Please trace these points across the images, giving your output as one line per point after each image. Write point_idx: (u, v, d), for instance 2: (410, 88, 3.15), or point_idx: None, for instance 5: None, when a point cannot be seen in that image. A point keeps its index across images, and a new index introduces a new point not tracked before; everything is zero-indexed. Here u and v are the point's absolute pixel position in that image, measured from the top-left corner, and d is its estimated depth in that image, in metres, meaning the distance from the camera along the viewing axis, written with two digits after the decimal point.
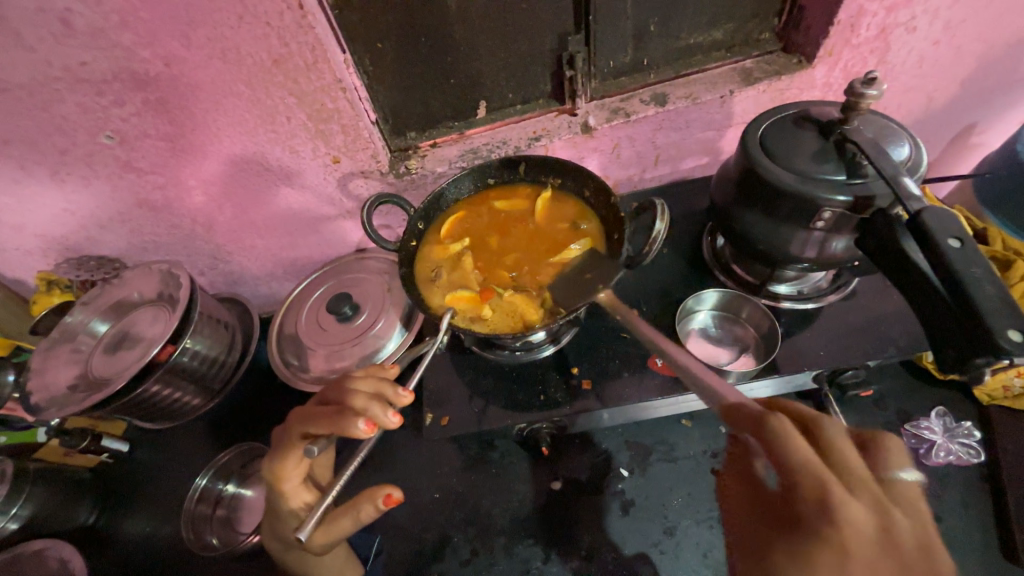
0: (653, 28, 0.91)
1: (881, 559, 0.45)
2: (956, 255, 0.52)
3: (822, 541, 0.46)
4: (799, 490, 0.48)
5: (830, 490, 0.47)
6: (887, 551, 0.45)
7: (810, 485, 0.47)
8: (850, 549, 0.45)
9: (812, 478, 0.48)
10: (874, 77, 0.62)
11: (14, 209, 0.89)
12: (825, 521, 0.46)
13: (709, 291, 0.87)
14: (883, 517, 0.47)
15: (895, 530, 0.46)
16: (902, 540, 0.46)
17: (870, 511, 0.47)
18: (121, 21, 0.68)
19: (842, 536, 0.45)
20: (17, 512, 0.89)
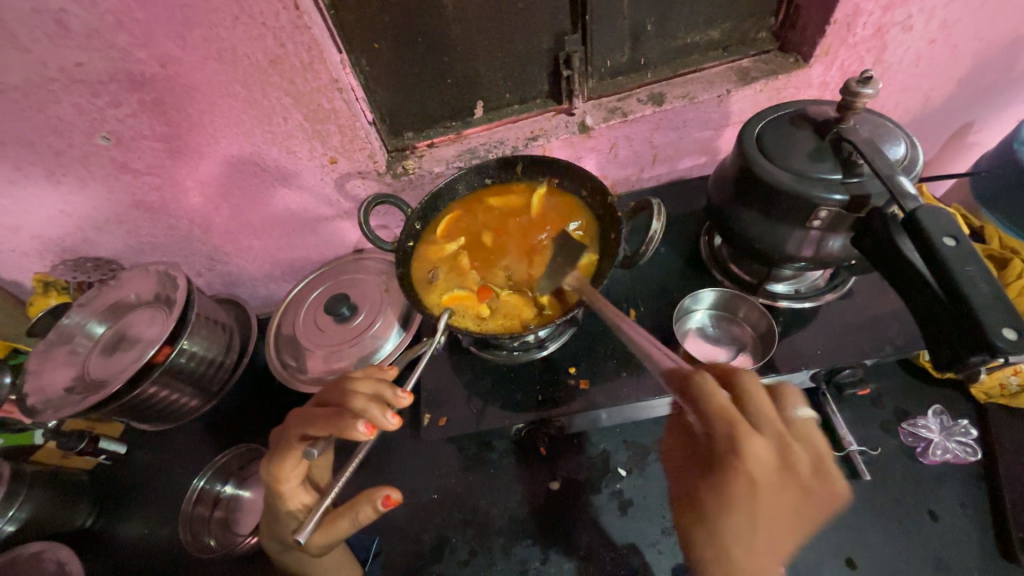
0: (650, 28, 0.91)
1: (781, 486, 0.49)
2: (951, 253, 0.52)
3: (731, 477, 0.49)
4: (716, 431, 0.51)
5: (742, 431, 0.50)
6: (791, 478, 0.49)
7: (724, 424, 0.51)
8: (759, 482, 0.48)
9: (726, 419, 0.51)
10: (869, 76, 0.62)
11: (10, 211, 0.89)
12: (733, 458, 0.49)
13: (706, 291, 0.87)
14: (787, 448, 0.51)
15: (796, 463, 0.50)
16: (803, 467, 0.50)
17: (773, 445, 0.51)
18: (116, 22, 0.68)
19: (753, 469, 0.48)
20: (14, 514, 0.88)
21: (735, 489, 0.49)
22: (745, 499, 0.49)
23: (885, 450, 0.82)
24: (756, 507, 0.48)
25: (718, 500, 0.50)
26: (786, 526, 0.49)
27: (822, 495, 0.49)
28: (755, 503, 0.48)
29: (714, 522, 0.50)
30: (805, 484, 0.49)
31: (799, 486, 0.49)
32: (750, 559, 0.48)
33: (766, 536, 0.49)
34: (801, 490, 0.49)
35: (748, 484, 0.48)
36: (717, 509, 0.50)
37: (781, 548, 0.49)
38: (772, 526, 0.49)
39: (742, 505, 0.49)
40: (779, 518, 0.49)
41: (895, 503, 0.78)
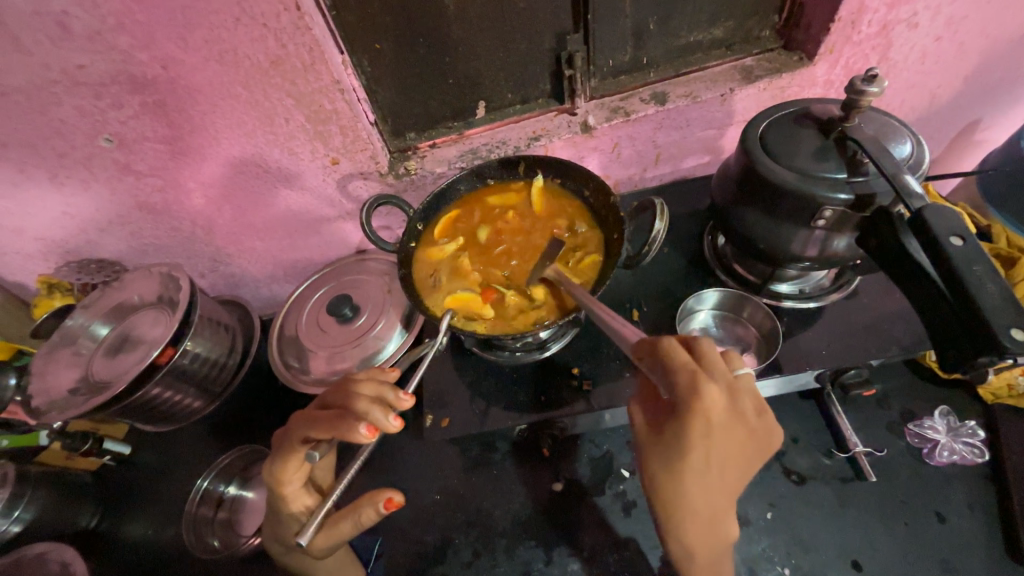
0: (652, 27, 0.91)
1: (731, 429, 0.51)
2: (958, 253, 0.52)
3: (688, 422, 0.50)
4: (678, 385, 0.51)
5: (703, 381, 0.50)
6: (740, 421, 0.51)
7: (688, 378, 0.51)
8: (717, 426, 0.50)
9: (688, 374, 0.51)
10: (874, 74, 0.62)
11: (14, 213, 0.89)
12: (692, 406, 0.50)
13: (709, 291, 0.86)
14: (739, 396, 0.51)
15: (743, 410, 0.51)
16: (750, 409, 0.52)
17: (727, 394, 0.51)
18: (117, 24, 0.68)
19: (713, 416, 0.50)
20: (19, 515, 0.90)
21: (693, 433, 0.50)
22: (700, 443, 0.51)
23: (891, 451, 0.82)
24: (710, 446, 0.51)
25: (673, 440, 0.52)
26: (733, 459, 0.52)
27: (760, 428, 0.52)
28: (709, 444, 0.51)
29: (667, 456, 0.53)
30: (749, 425, 0.52)
31: (746, 427, 0.51)
32: (696, 485, 0.52)
33: (715, 468, 0.52)
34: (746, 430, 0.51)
35: (705, 429, 0.50)
36: (675, 449, 0.52)
37: (725, 473, 0.52)
38: (722, 462, 0.52)
39: (699, 446, 0.51)
40: (727, 455, 0.51)
41: (902, 505, 0.77)
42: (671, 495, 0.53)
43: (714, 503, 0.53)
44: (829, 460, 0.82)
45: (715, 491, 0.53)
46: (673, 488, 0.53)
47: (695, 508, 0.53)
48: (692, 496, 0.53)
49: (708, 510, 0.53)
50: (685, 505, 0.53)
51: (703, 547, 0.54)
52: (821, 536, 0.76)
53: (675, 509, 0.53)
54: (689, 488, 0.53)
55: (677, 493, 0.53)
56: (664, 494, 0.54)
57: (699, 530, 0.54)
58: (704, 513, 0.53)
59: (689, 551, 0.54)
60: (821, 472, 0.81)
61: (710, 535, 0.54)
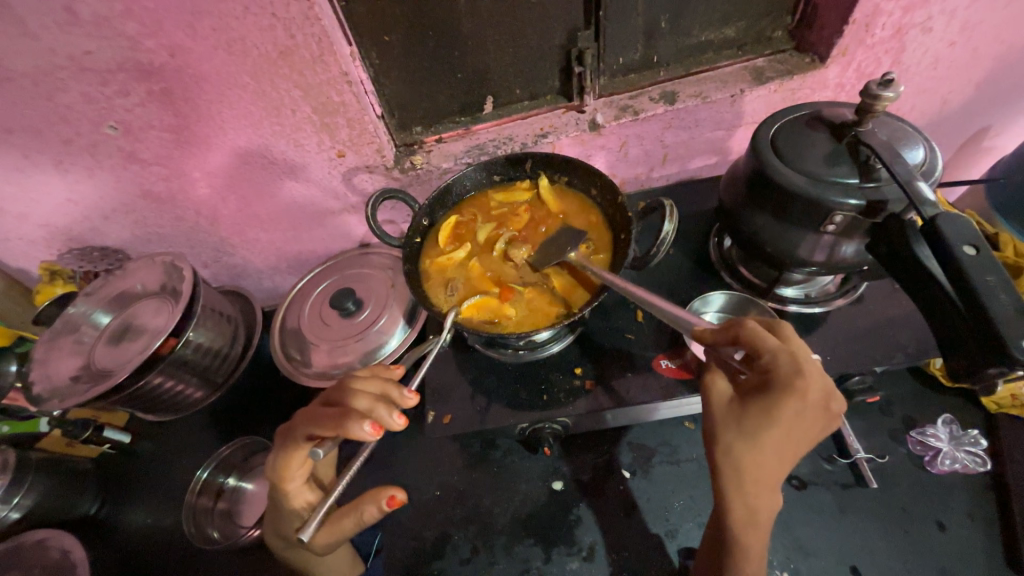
0: (664, 25, 0.90)
1: (821, 415, 0.50)
2: (971, 262, 0.51)
3: (789, 399, 0.49)
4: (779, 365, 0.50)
5: (804, 362, 0.50)
6: (828, 404, 0.50)
7: (787, 358, 0.50)
8: (814, 405, 0.49)
9: (788, 355, 0.50)
10: (891, 79, 0.61)
11: (19, 199, 0.89)
12: (797, 382, 0.49)
13: (715, 293, 0.85)
14: (829, 382, 0.51)
15: (834, 399, 0.50)
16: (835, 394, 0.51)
17: (822, 377, 0.51)
18: (125, 10, 0.67)
19: (811, 394, 0.48)
20: (19, 501, 0.89)
21: (789, 407, 0.49)
22: (793, 418, 0.49)
23: (892, 458, 0.82)
24: (801, 422, 0.49)
25: (762, 415, 0.50)
26: (813, 438, 0.50)
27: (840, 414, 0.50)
28: (800, 420, 0.49)
29: (752, 423, 0.50)
30: (835, 409, 0.50)
31: (832, 413, 0.50)
32: (776, 456, 0.50)
33: (797, 443, 0.50)
34: (831, 413, 0.50)
35: (801, 406, 0.48)
36: (763, 419, 0.50)
37: (802, 451, 0.51)
38: (804, 439, 0.50)
39: (790, 421, 0.49)
40: (809, 434, 0.50)
41: (903, 513, 0.77)
42: (748, 463, 0.50)
43: (782, 477, 0.51)
44: (830, 466, 0.82)
45: (789, 464, 0.51)
46: (753, 458, 0.50)
47: (767, 478, 0.51)
48: (768, 467, 0.51)
49: (775, 482, 0.51)
50: (759, 474, 0.50)
51: (762, 516, 0.51)
52: (821, 541, 0.76)
53: (748, 477, 0.51)
54: (767, 458, 0.50)
55: (753, 460, 0.50)
56: (741, 461, 0.51)
57: (764, 499, 0.51)
58: (771, 484, 0.51)
59: (749, 521, 0.51)
60: (822, 478, 0.81)
61: (769, 506, 0.52)
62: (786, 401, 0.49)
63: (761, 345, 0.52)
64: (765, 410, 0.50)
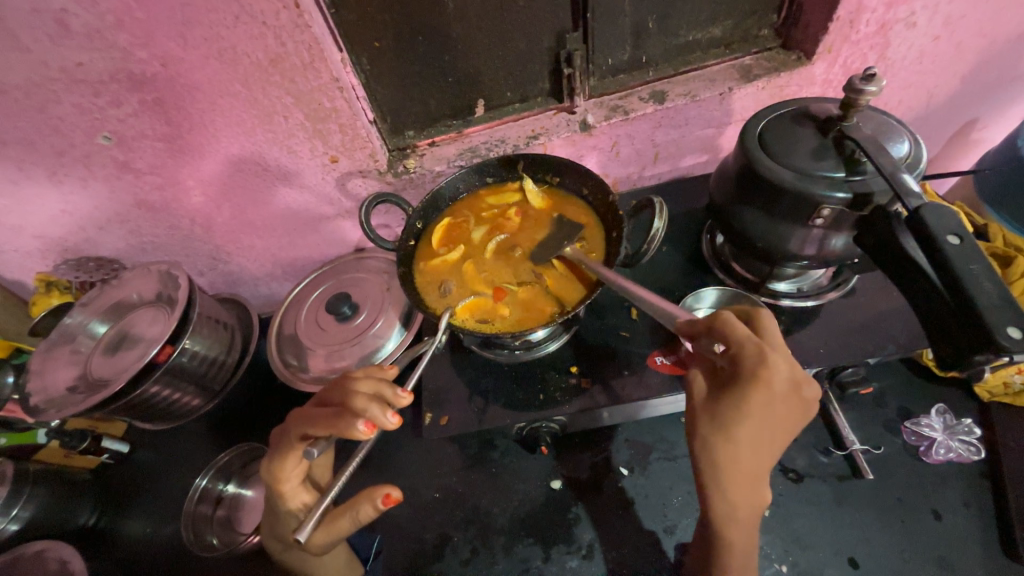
0: (651, 26, 0.91)
1: (789, 403, 0.50)
2: (956, 252, 0.52)
3: (756, 388, 0.49)
4: (744, 354, 0.51)
5: (767, 351, 0.51)
6: (797, 391, 0.51)
7: (752, 348, 0.51)
8: (780, 393, 0.50)
9: (754, 344, 0.51)
10: (873, 73, 0.62)
11: (13, 211, 0.89)
12: (762, 372, 0.50)
13: (707, 290, 0.86)
14: (797, 370, 0.52)
15: (804, 387, 0.51)
16: (804, 383, 0.51)
17: (790, 367, 0.51)
18: (116, 21, 0.68)
19: (776, 382, 0.50)
20: (17, 513, 0.89)
21: (757, 396, 0.49)
22: (761, 408, 0.50)
23: (888, 449, 0.82)
24: (771, 410, 0.50)
25: (732, 405, 0.50)
26: (787, 426, 0.51)
27: (810, 402, 0.51)
28: (769, 409, 0.50)
29: (725, 417, 0.51)
30: (804, 395, 0.51)
31: (802, 401, 0.51)
32: (751, 447, 0.50)
33: (769, 434, 0.50)
34: (800, 400, 0.51)
35: (768, 394, 0.49)
36: (733, 412, 0.50)
37: (777, 441, 0.51)
38: (776, 429, 0.50)
39: (761, 410, 0.50)
40: (780, 423, 0.50)
41: (899, 503, 0.77)
42: (725, 457, 0.50)
43: (762, 469, 0.51)
44: (827, 458, 0.82)
45: (767, 455, 0.51)
46: (728, 452, 0.50)
47: (745, 472, 0.51)
48: (745, 460, 0.51)
49: (756, 475, 0.51)
50: (739, 468, 0.50)
51: (744, 511, 0.51)
52: (818, 533, 0.77)
53: (726, 471, 0.51)
54: (744, 450, 0.50)
55: (731, 457, 0.50)
56: (718, 455, 0.51)
57: (745, 493, 0.51)
58: (753, 476, 0.51)
59: (731, 516, 0.51)
60: (818, 470, 0.82)
61: (753, 500, 0.51)
62: (753, 391, 0.50)
63: (728, 335, 0.53)
64: (736, 401, 0.50)
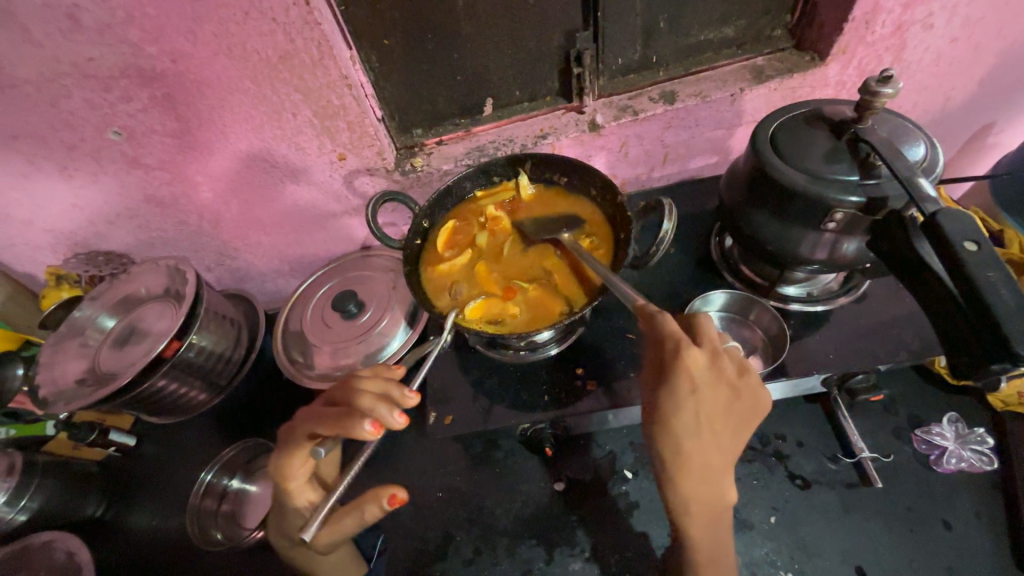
0: (662, 26, 0.90)
1: (718, 393, 0.57)
2: (972, 258, 0.51)
3: (680, 384, 0.56)
4: (665, 352, 0.58)
5: (686, 348, 0.56)
6: (722, 382, 0.57)
7: (672, 346, 0.57)
8: (701, 384, 0.56)
9: (673, 342, 0.57)
10: (889, 75, 0.61)
11: (24, 204, 0.90)
12: (681, 369, 0.56)
13: (717, 292, 0.85)
14: (721, 361, 0.57)
15: (728, 376, 0.57)
16: (733, 372, 0.58)
17: (711, 359, 0.58)
18: (127, 17, 0.68)
19: (696, 374, 0.56)
20: (25, 504, 0.91)
21: (680, 391, 0.56)
22: (689, 400, 0.56)
23: (898, 457, 0.81)
24: (699, 402, 0.57)
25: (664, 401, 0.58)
26: (722, 415, 0.57)
27: (743, 390, 0.57)
28: (696, 400, 0.56)
29: (661, 411, 0.58)
30: (733, 385, 0.57)
31: (730, 389, 0.57)
32: (690, 440, 0.57)
33: (707, 426, 0.57)
34: (729, 389, 0.57)
35: (690, 386, 0.56)
36: (670, 406, 0.57)
37: (718, 431, 0.57)
38: (713, 420, 0.57)
39: (689, 403, 0.56)
40: (716, 414, 0.57)
41: (908, 512, 0.76)
42: (668, 450, 0.58)
43: (709, 459, 0.58)
44: (835, 465, 0.81)
45: (709, 447, 0.57)
46: (670, 444, 0.58)
47: (690, 463, 0.58)
48: (689, 452, 0.57)
49: (702, 467, 0.58)
50: (683, 460, 0.58)
51: (697, 500, 0.59)
52: (826, 540, 0.76)
53: (672, 463, 0.58)
54: (683, 443, 0.57)
55: (672, 449, 0.58)
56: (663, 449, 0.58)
57: (692, 482, 0.58)
58: (700, 469, 0.58)
59: (685, 505, 0.59)
60: (825, 477, 0.81)
61: (702, 488, 0.58)
62: (677, 387, 0.56)
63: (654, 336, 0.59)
64: (665, 397, 0.57)
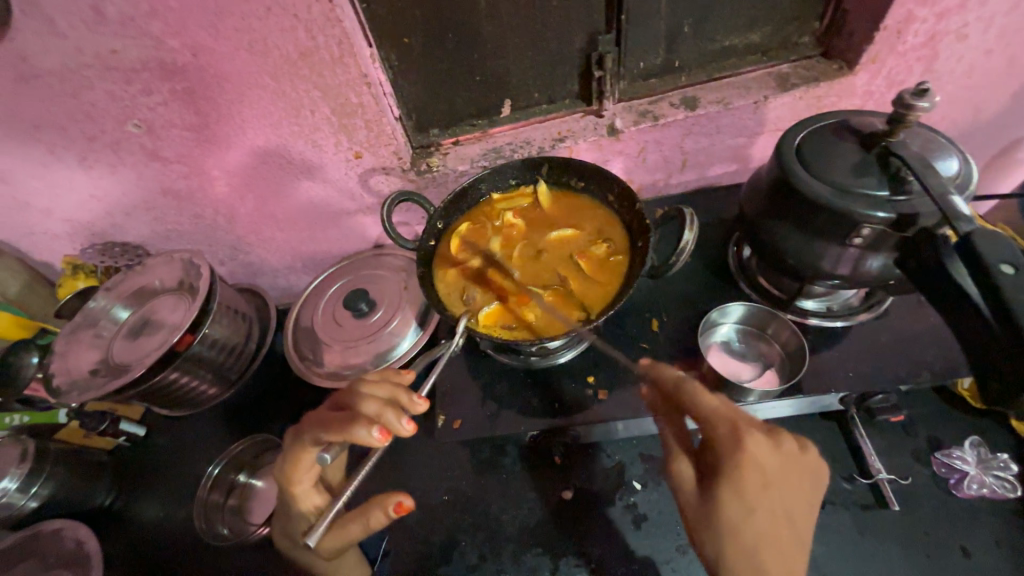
0: (686, 30, 0.88)
1: (782, 475, 0.59)
2: (1010, 281, 0.48)
3: (746, 467, 0.58)
4: (723, 435, 0.60)
5: (744, 430, 0.60)
6: (785, 464, 0.60)
7: (728, 429, 0.61)
8: (767, 468, 0.58)
9: (729, 426, 0.61)
10: (925, 88, 0.59)
11: (44, 194, 0.91)
12: (743, 452, 0.58)
13: (735, 304, 0.83)
14: (778, 443, 0.61)
15: (787, 457, 0.60)
16: (792, 453, 0.61)
17: (767, 441, 0.61)
18: (150, 10, 0.68)
19: (759, 457, 0.58)
20: (36, 491, 0.91)
21: (747, 475, 0.58)
22: (758, 484, 0.58)
23: (916, 480, 0.79)
24: (769, 486, 0.58)
25: (732, 490, 0.58)
26: (788, 499, 0.59)
27: (804, 470, 0.60)
28: (766, 486, 0.58)
29: (734, 501, 0.58)
30: (794, 466, 0.60)
31: (793, 470, 0.60)
32: (761, 528, 0.58)
33: (775, 512, 0.58)
34: (792, 470, 0.60)
35: (757, 470, 0.58)
36: (737, 493, 0.58)
37: (786, 516, 0.59)
38: (779, 506, 0.58)
39: (757, 488, 0.58)
40: (784, 499, 0.59)
41: (924, 537, 0.74)
42: (743, 542, 0.57)
43: (784, 551, 0.58)
44: (850, 485, 0.79)
45: (781, 537, 0.58)
46: (744, 536, 0.57)
47: (768, 557, 0.57)
48: (764, 543, 0.57)
49: (779, 564, 0.57)
50: (759, 554, 0.57)
51: None
52: (838, 563, 0.74)
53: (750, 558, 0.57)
54: (756, 533, 0.58)
55: (747, 542, 0.57)
56: (739, 543, 0.57)
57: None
58: (778, 565, 0.57)
59: None
60: (840, 497, 0.79)
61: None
62: (744, 470, 0.58)
63: (708, 417, 0.62)
64: (734, 483, 0.58)
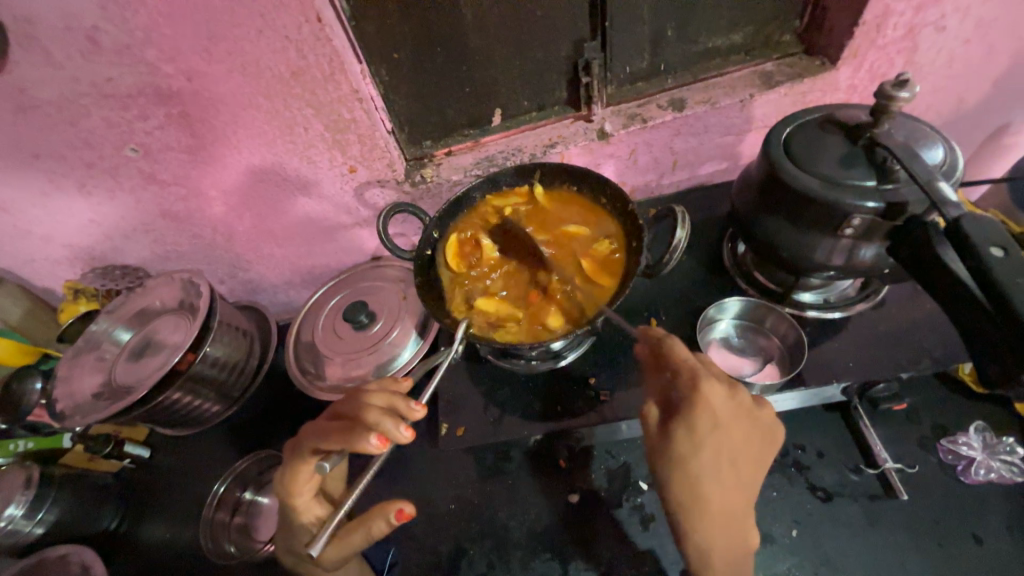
0: (670, 34, 0.90)
1: (737, 424, 0.62)
2: (1000, 264, 0.49)
3: (701, 412, 0.61)
4: (683, 381, 0.63)
5: (704, 377, 0.62)
6: (739, 414, 0.62)
7: (688, 375, 0.63)
8: (721, 416, 0.61)
9: (690, 373, 0.63)
10: (905, 79, 0.60)
11: (44, 221, 0.92)
12: (701, 397, 0.61)
13: (731, 300, 0.84)
14: (738, 394, 0.63)
15: (744, 409, 0.63)
16: (749, 405, 0.63)
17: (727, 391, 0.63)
18: (145, 38, 0.70)
19: (714, 403, 0.61)
20: (42, 517, 0.91)
21: (701, 420, 0.61)
22: (712, 431, 0.61)
23: (923, 468, 0.78)
24: (722, 433, 0.61)
25: (687, 434, 0.62)
26: (740, 448, 0.62)
27: (758, 423, 0.63)
28: (719, 433, 0.61)
29: (686, 443, 0.62)
30: (749, 418, 0.63)
31: (747, 422, 0.62)
32: (710, 471, 0.61)
33: (726, 458, 0.61)
34: (746, 420, 0.63)
35: (710, 415, 0.61)
36: (692, 437, 0.61)
37: (737, 465, 0.62)
38: (733, 454, 0.61)
39: (710, 433, 0.61)
40: (736, 447, 0.61)
41: (935, 525, 0.74)
42: (693, 483, 0.61)
43: (729, 495, 0.61)
44: (858, 476, 0.79)
45: (728, 481, 0.61)
46: (693, 479, 0.61)
47: (713, 499, 0.61)
48: (711, 484, 0.61)
49: (722, 505, 0.61)
50: (703, 495, 0.61)
51: (720, 544, 0.61)
52: (850, 554, 0.73)
53: (696, 496, 0.61)
54: (706, 477, 0.61)
55: (696, 481, 0.61)
56: (688, 483, 0.61)
57: (715, 520, 0.61)
58: (720, 509, 0.61)
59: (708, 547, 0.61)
60: (848, 489, 0.78)
61: (725, 528, 0.61)
62: (699, 416, 0.61)
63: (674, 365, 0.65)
64: (688, 426, 0.61)
